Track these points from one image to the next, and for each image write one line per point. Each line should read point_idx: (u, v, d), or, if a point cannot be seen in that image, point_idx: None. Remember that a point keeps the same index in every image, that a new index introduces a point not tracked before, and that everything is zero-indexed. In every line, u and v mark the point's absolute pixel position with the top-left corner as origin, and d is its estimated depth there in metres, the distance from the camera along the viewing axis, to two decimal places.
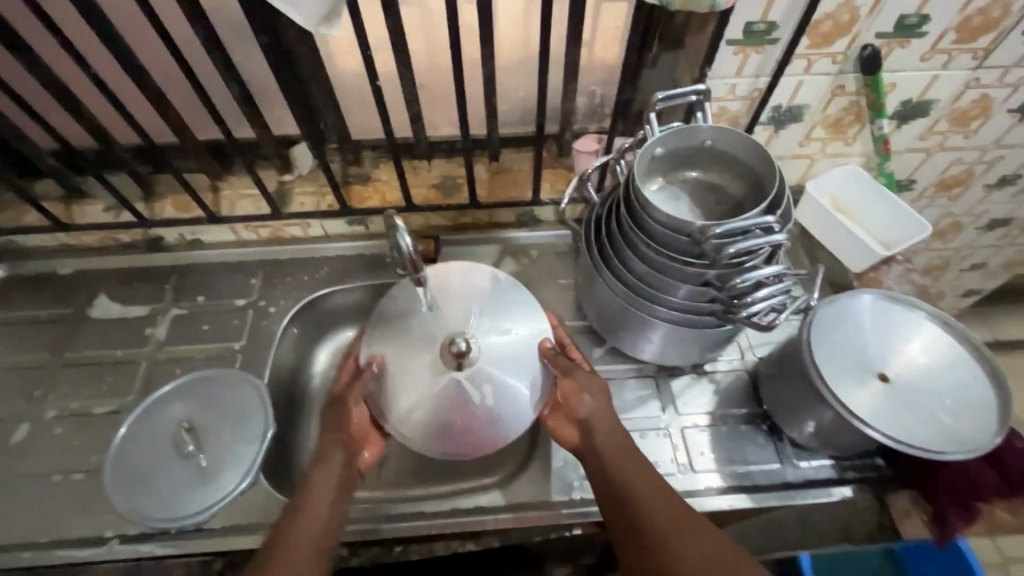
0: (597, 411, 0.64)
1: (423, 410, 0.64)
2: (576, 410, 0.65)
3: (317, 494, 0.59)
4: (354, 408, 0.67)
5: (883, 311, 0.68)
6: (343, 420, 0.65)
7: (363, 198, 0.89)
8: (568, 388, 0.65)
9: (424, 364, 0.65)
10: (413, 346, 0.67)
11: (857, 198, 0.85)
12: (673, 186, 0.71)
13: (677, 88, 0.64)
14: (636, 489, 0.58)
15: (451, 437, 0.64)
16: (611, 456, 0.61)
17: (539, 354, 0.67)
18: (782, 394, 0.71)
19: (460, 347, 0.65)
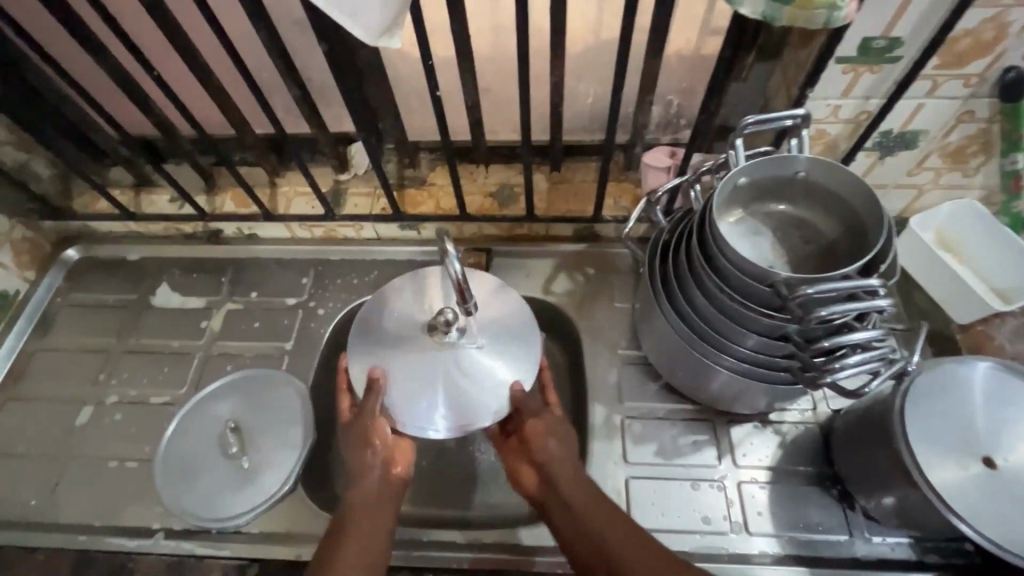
0: (564, 456, 0.62)
1: (416, 402, 0.65)
2: (541, 452, 0.63)
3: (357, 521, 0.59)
4: (375, 430, 0.63)
5: (997, 383, 0.59)
6: (366, 431, 0.63)
7: (416, 203, 0.86)
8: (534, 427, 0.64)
9: (414, 351, 0.68)
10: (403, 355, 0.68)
11: (972, 236, 0.74)
12: (754, 219, 0.63)
13: (771, 112, 0.56)
14: (613, 539, 0.54)
15: (452, 419, 0.65)
16: (581, 504, 0.58)
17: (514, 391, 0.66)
18: (860, 460, 0.63)
19: (447, 318, 0.67)
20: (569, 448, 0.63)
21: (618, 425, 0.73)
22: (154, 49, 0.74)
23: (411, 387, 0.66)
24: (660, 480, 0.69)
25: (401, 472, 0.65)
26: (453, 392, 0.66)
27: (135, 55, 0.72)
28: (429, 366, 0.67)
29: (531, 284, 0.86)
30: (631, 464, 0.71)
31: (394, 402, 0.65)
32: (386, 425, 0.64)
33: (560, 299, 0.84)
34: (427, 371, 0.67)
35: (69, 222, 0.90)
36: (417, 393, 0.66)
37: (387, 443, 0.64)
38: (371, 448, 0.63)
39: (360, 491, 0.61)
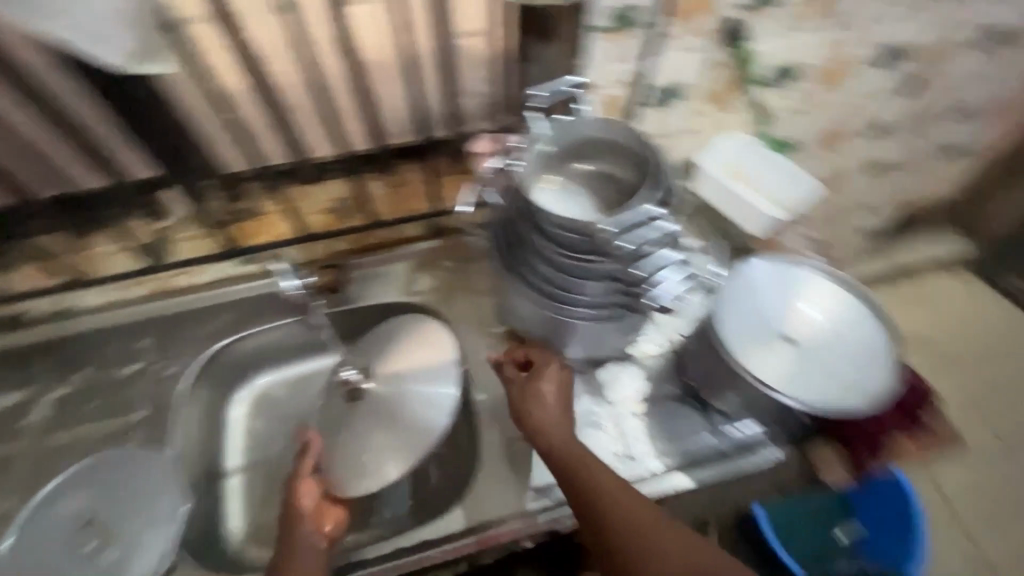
0: (564, 413, 0.66)
1: (362, 455, 0.71)
2: (545, 424, 0.64)
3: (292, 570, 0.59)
4: (301, 487, 0.66)
5: (781, 274, 0.70)
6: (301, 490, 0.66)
7: (253, 234, 0.83)
8: (527, 388, 0.68)
9: (341, 418, 0.75)
10: (334, 422, 0.75)
11: (748, 163, 0.87)
12: (570, 182, 0.69)
13: (549, 85, 0.67)
14: (611, 510, 0.57)
15: (409, 446, 0.71)
16: (591, 480, 0.60)
17: (421, 338, 0.79)
18: (702, 368, 0.72)
19: (349, 380, 0.76)
20: (567, 414, 0.66)
21: (502, 399, 0.78)
22: None
23: (352, 448, 0.72)
24: None
25: (334, 528, 0.64)
26: (400, 423, 0.73)
27: None
28: (369, 420, 0.74)
29: (393, 288, 0.87)
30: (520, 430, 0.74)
31: (338, 466, 0.71)
32: (312, 484, 0.66)
33: (424, 297, 0.86)
34: (359, 426, 0.73)
35: None
36: (368, 446, 0.72)
37: (311, 504, 0.65)
38: (298, 512, 0.64)
39: (286, 552, 0.60)
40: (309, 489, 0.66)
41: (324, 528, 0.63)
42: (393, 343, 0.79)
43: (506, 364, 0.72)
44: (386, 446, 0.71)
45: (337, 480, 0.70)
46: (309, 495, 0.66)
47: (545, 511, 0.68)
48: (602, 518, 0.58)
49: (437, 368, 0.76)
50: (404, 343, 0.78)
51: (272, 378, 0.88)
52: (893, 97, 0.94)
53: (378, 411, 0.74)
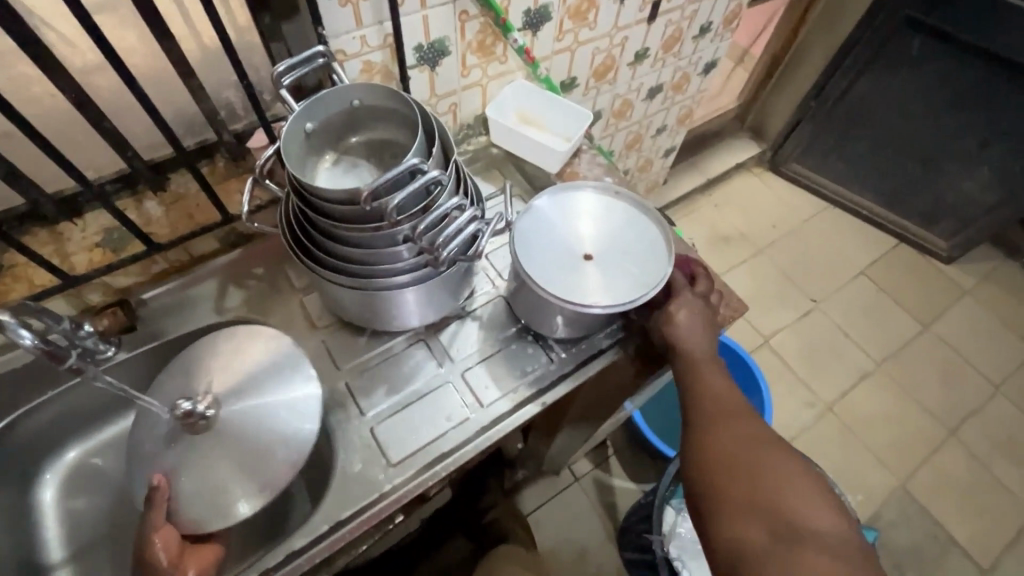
0: (703, 330, 0.70)
1: (208, 492, 0.62)
2: (676, 318, 0.70)
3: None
4: (157, 537, 0.60)
5: (568, 202, 0.76)
6: (149, 551, 0.59)
7: (4, 294, 0.71)
8: (667, 317, 0.71)
9: (181, 448, 0.64)
10: (172, 456, 0.64)
11: (530, 103, 0.93)
12: (346, 157, 0.67)
13: (297, 56, 0.61)
14: (728, 425, 0.63)
15: (272, 467, 0.63)
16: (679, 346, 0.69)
17: (276, 348, 0.70)
18: (523, 302, 0.76)
19: (188, 410, 0.64)
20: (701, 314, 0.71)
21: (345, 391, 0.75)
22: None
23: (195, 485, 0.62)
24: (401, 412, 0.74)
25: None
26: (258, 448, 0.64)
27: None
28: (221, 445, 0.64)
29: (200, 312, 0.79)
30: (371, 414, 0.73)
31: (185, 506, 0.61)
32: (168, 530, 0.60)
33: (238, 312, 0.80)
34: (207, 458, 0.63)
35: None
36: (225, 473, 0.63)
37: (170, 550, 0.60)
38: (153, 565, 0.59)
39: None
40: (167, 537, 0.60)
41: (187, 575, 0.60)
42: (241, 355, 0.69)
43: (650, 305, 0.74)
44: (243, 473, 0.63)
45: (188, 520, 0.61)
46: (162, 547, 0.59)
47: (407, 482, 0.69)
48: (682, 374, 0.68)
49: (293, 367, 0.68)
50: (249, 351, 0.69)
51: (84, 447, 0.77)
52: (644, 25, 1.04)
53: (227, 439, 0.64)
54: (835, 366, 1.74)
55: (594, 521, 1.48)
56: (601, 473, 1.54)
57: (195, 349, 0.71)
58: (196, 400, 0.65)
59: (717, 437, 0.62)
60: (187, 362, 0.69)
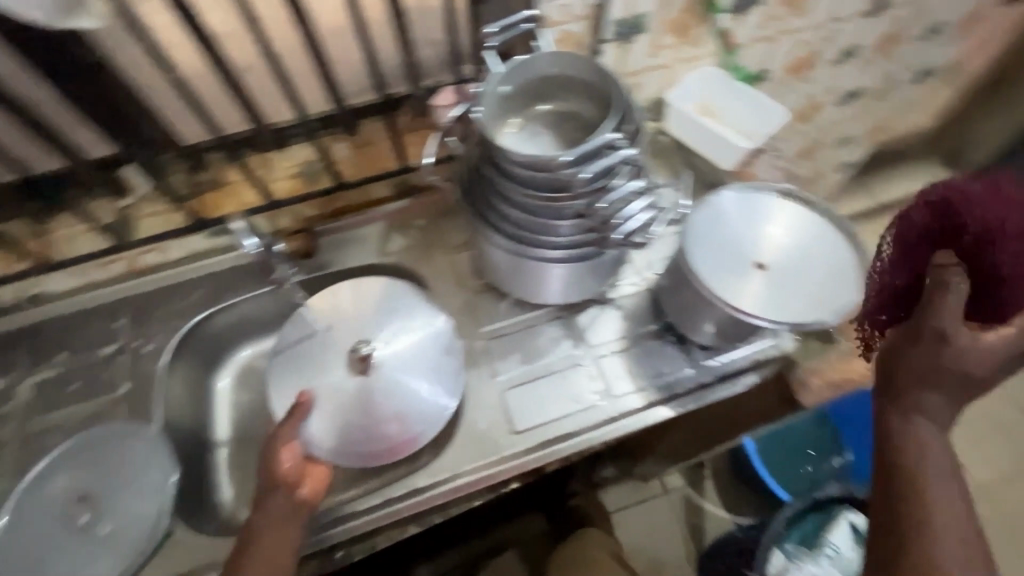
0: (973, 383, 0.51)
1: (346, 427, 0.70)
2: (962, 352, 0.50)
3: (260, 544, 0.60)
4: (282, 452, 0.65)
5: (749, 201, 0.70)
6: (273, 459, 0.65)
7: (217, 206, 0.81)
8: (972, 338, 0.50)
9: (337, 380, 0.72)
10: (325, 381, 0.72)
11: (719, 99, 0.86)
12: (531, 123, 0.68)
13: (508, 18, 0.62)
14: None
15: (408, 434, 0.70)
16: (912, 375, 0.52)
17: (442, 325, 0.76)
18: (676, 300, 0.73)
19: (364, 353, 0.72)
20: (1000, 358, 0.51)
21: (481, 350, 0.77)
22: None
23: (336, 415, 0.70)
24: (531, 383, 0.75)
25: (309, 493, 0.65)
26: (402, 410, 0.71)
27: None
28: (371, 393, 0.71)
29: (366, 251, 0.86)
30: (503, 378, 0.75)
31: (323, 430, 0.70)
32: (295, 447, 0.66)
33: (398, 257, 0.85)
34: (357, 396, 0.71)
35: None
36: (365, 422, 0.71)
37: (291, 466, 0.65)
38: (277, 474, 0.64)
39: (261, 513, 0.62)
40: (292, 455, 0.66)
41: (299, 491, 0.65)
42: (405, 320, 0.76)
43: (951, 269, 0.51)
44: (382, 425, 0.71)
45: (321, 441, 0.69)
46: (287, 460, 0.65)
47: (529, 452, 0.70)
48: (895, 416, 0.53)
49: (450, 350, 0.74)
50: (414, 320, 0.76)
51: (255, 348, 0.87)
52: (860, 19, 0.92)
53: (380, 391, 0.71)
54: (999, 447, 1.47)
55: (675, 539, 1.41)
56: (692, 492, 1.46)
57: (357, 292, 0.77)
58: (371, 346, 0.73)
59: (930, 516, 0.48)
60: (352, 304, 0.77)
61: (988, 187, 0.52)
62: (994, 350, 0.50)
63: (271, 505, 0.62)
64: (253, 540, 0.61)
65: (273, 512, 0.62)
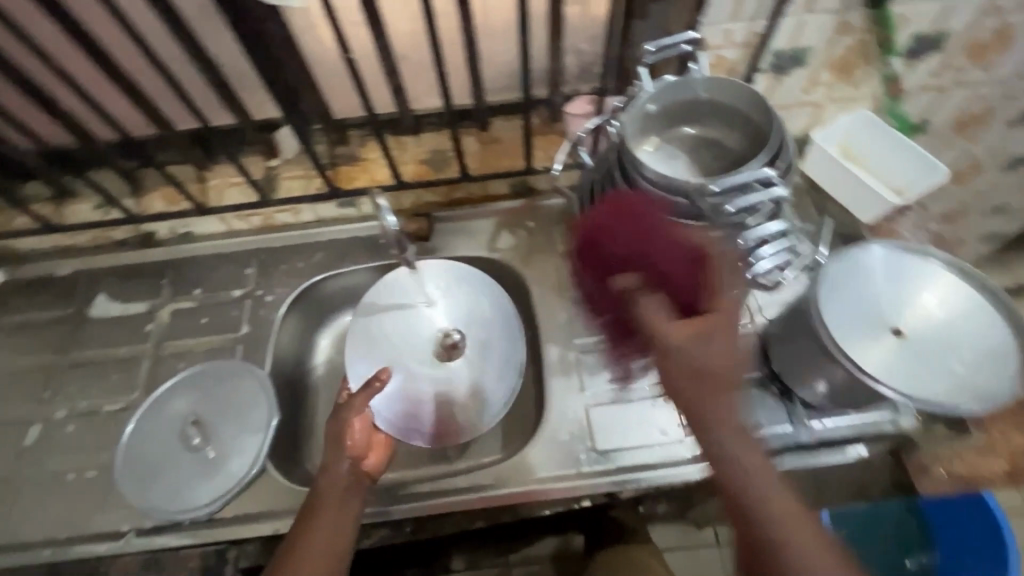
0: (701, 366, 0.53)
1: (407, 399, 0.79)
2: (687, 354, 0.54)
3: (325, 507, 0.61)
4: (354, 421, 0.67)
5: (895, 261, 0.65)
6: (344, 430, 0.66)
7: (351, 179, 0.87)
8: (669, 330, 0.56)
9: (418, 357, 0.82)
10: (407, 354, 0.82)
11: (868, 144, 0.80)
12: (669, 145, 0.67)
13: (669, 38, 0.61)
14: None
15: (457, 425, 0.79)
16: (707, 400, 0.53)
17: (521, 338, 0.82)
18: (791, 352, 0.69)
19: (454, 339, 0.83)
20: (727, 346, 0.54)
21: (573, 361, 0.77)
22: (58, 51, 0.72)
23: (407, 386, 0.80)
24: (619, 406, 0.73)
25: (371, 465, 0.67)
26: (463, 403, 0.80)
27: (45, 68, 0.72)
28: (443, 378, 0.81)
29: (475, 243, 0.87)
30: (590, 394, 0.74)
31: (391, 396, 0.79)
32: (367, 418, 0.68)
33: (505, 255, 0.87)
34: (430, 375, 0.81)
35: None
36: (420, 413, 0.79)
37: (360, 437, 0.67)
38: (346, 441, 0.66)
39: (329, 483, 0.62)
40: (364, 427, 0.67)
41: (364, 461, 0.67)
42: (490, 323, 0.83)
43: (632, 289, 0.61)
44: (442, 409, 0.80)
45: (386, 407, 0.78)
46: (355, 432, 0.66)
47: (605, 474, 0.69)
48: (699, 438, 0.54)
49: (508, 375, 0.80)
50: (498, 325, 0.83)
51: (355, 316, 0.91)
52: None
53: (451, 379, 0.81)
54: None
55: None
56: None
57: (453, 281, 0.83)
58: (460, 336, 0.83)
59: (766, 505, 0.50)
60: (446, 290, 0.84)
61: (612, 206, 0.62)
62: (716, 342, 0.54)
63: (338, 474, 0.63)
64: (317, 510, 0.61)
65: (339, 481, 0.63)
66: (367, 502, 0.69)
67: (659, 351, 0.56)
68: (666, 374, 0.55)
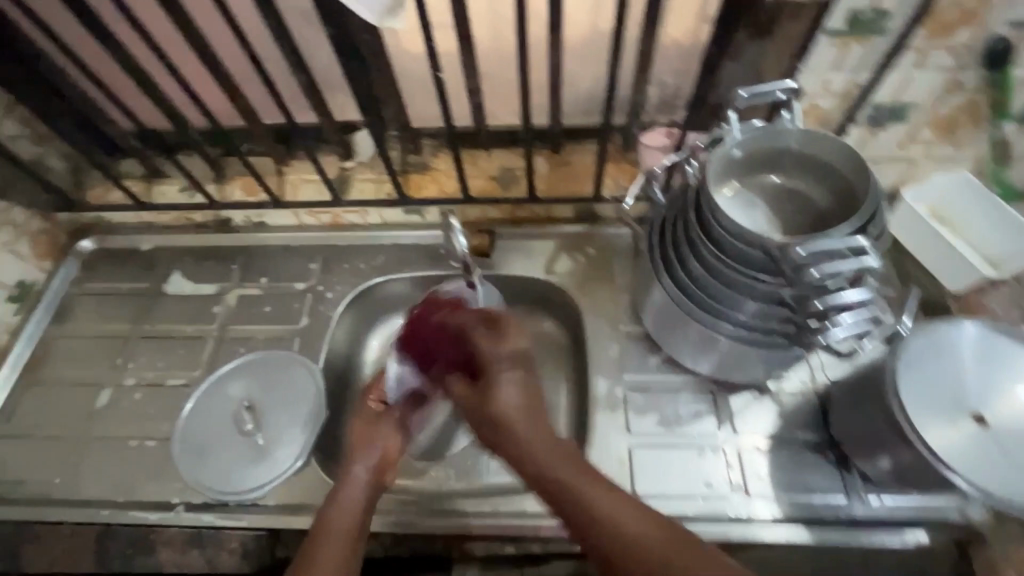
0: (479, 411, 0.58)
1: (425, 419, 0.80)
2: (513, 426, 0.54)
3: (346, 494, 0.65)
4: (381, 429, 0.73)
5: (988, 345, 0.61)
6: (369, 418, 0.74)
7: (420, 187, 0.88)
8: (473, 395, 0.60)
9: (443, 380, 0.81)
10: None
11: (963, 208, 0.75)
12: (749, 191, 0.65)
13: (765, 84, 0.59)
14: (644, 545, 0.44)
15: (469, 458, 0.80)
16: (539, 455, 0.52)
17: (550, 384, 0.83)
18: (859, 423, 0.65)
19: None
20: (541, 412, 0.56)
21: (620, 398, 0.75)
22: (169, 44, 0.77)
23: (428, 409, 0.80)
24: (664, 450, 0.71)
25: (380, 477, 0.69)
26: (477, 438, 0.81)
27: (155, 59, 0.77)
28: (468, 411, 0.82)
29: (534, 264, 0.87)
30: (635, 434, 0.73)
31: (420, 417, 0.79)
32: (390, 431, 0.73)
33: (562, 279, 0.86)
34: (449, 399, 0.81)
35: (84, 213, 0.92)
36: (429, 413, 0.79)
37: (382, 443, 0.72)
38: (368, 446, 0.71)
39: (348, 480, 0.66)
40: (389, 420, 0.74)
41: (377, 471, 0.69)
42: None
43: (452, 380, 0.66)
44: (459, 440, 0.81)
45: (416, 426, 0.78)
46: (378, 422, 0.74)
47: None
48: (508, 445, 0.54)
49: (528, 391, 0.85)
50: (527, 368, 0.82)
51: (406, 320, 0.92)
52: None
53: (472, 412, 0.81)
54: None
55: None
56: None
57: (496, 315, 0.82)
58: None
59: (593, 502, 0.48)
60: None
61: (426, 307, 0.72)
62: (540, 415, 0.55)
63: (362, 466, 0.68)
64: (333, 501, 0.64)
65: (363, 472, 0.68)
66: (388, 511, 0.69)
67: (500, 441, 0.55)
68: (517, 450, 0.54)
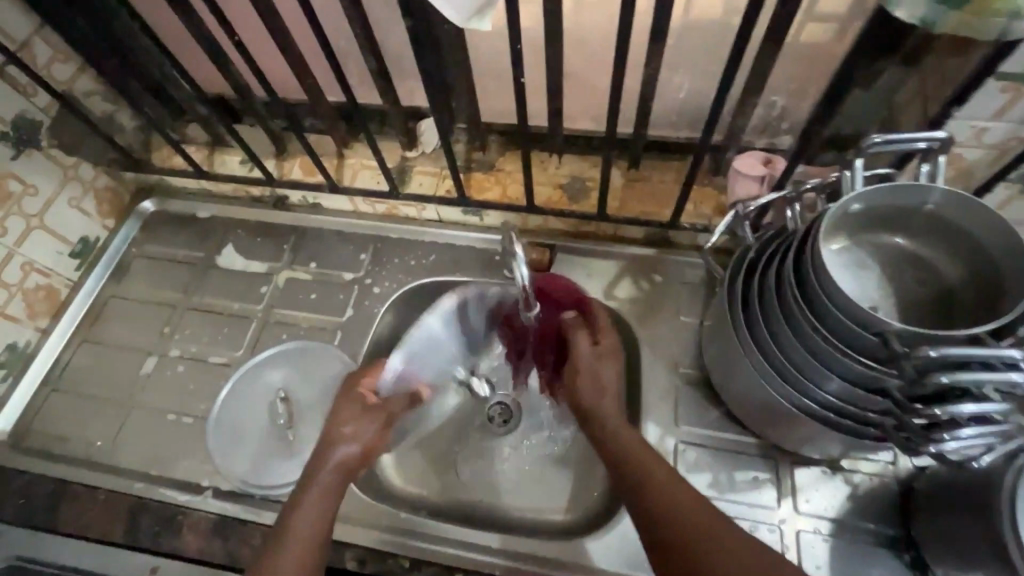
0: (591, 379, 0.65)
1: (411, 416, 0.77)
2: (608, 411, 0.63)
3: (312, 493, 0.59)
4: (357, 419, 0.66)
5: None
6: (353, 408, 0.67)
7: (482, 188, 0.83)
8: (583, 363, 0.66)
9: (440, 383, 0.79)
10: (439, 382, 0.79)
11: None
12: (861, 250, 0.55)
13: (904, 133, 0.49)
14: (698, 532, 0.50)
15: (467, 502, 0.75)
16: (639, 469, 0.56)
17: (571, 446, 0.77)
18: (946, 531, 0.57)
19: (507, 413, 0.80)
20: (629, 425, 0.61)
21: (671, 449, 0.69)
22: (241, 12, 0.73)
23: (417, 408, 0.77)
24: None
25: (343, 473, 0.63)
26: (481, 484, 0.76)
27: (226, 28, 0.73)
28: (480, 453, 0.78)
29: (593, 285, 0.80)
30: None
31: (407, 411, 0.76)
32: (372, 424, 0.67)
33: (622, 306, 0.79)
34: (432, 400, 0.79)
35: (147, 175, 0.92)
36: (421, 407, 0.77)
37: (358, 431, 0.65)
38: (342, 432, 0.65)
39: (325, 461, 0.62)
40: (373, 419, 0.67)
41: (343, 463, 0.63)
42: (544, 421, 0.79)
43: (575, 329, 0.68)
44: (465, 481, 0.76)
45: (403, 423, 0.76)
46: (361, 414, 0.67)
47: None
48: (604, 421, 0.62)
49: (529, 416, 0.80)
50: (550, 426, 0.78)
51: None
52: None
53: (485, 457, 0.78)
54: None
55: None
56: None
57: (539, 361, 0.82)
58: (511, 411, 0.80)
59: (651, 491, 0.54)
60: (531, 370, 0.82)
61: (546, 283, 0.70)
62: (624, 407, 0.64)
63: (338, 460, 0.62)
64: (305, 489, 0.60)
65: (336, 467, 0.62)
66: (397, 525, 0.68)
67: (592, 407, 0.64)
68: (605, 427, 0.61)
